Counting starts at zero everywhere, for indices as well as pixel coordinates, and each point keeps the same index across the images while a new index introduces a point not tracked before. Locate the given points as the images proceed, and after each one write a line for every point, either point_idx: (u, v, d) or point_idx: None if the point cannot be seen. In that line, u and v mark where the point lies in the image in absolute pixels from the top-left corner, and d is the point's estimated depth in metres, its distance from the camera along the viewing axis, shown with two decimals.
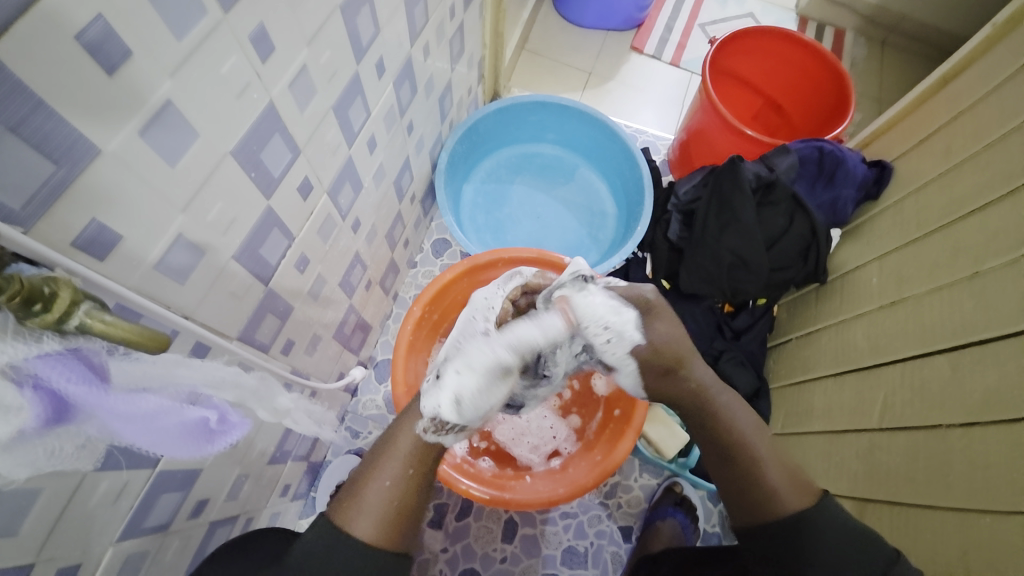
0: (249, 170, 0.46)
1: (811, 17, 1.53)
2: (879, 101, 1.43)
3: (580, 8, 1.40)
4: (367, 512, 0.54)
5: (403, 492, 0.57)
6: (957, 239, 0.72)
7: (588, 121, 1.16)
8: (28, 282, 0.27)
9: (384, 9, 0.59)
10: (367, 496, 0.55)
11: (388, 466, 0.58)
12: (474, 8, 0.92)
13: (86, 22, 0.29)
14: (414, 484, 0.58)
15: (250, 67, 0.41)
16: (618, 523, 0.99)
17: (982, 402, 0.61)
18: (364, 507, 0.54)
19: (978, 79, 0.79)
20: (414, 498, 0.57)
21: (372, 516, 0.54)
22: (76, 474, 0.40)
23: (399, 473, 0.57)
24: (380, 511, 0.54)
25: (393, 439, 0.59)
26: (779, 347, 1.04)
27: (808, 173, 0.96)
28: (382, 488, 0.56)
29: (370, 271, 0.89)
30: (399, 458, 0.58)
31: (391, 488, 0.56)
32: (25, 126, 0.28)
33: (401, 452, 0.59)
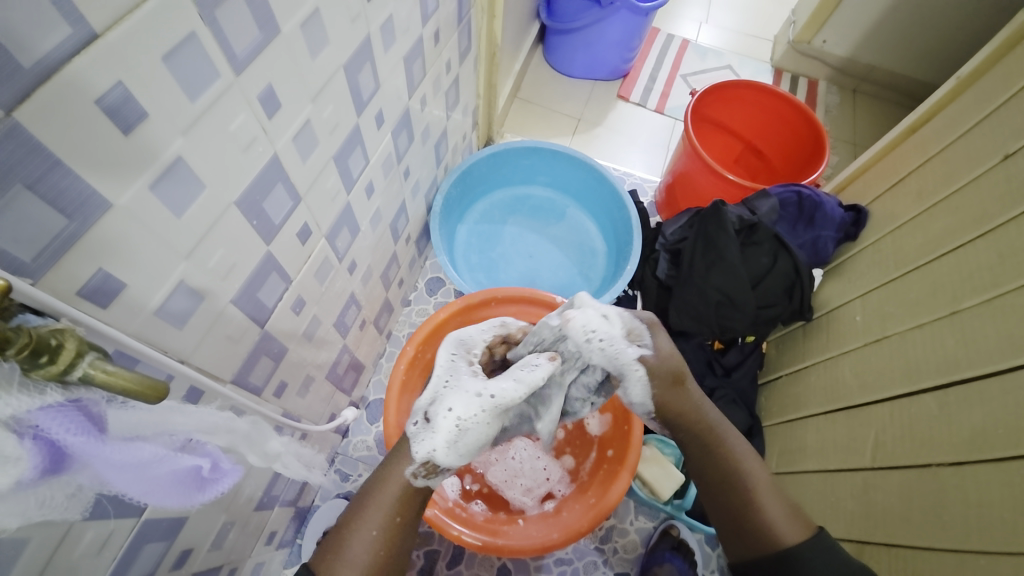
0: (251, 218, 0.48)
1: (786, 68, 1.64)
2: (854, 146, 1.50)
3: (569, 59, 1.49)
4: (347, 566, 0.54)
5: (388, 541, 0.57)
6: (934, 278, 0.75)
7: (578, 165, 1.20)
8: (36, 334, 0.27)
9: (384, 67, 0.63)
10: (353, 546, 0.55)
11: (374, 509, 0.58)
12: (469, 61, 0.97)
13: (107, 88, 0.31)
14: (400, 535, 0.58)
15: (257, 123, 0.44)
16: (614, 569, 0.97)
17: (971, 439, 0.62)
18: (345, 558, 0.54)
19: (944, 129, 0.84)
20: (397, 546, 0.58)
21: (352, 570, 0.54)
22: (62, 524, 0.39)
23: (385, 521, 0.57)
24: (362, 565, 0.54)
25: (379, 490, 0.58)
26: (770, 384, 1.05)
27: (789, 215, 1.01)
28: (366, 538, 0.56)
29: (364, 311, 0.89)
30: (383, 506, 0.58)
31: (378, 539, 0.56)
32: (42, 184, 0.30)
33: (384, 501, 0.58)
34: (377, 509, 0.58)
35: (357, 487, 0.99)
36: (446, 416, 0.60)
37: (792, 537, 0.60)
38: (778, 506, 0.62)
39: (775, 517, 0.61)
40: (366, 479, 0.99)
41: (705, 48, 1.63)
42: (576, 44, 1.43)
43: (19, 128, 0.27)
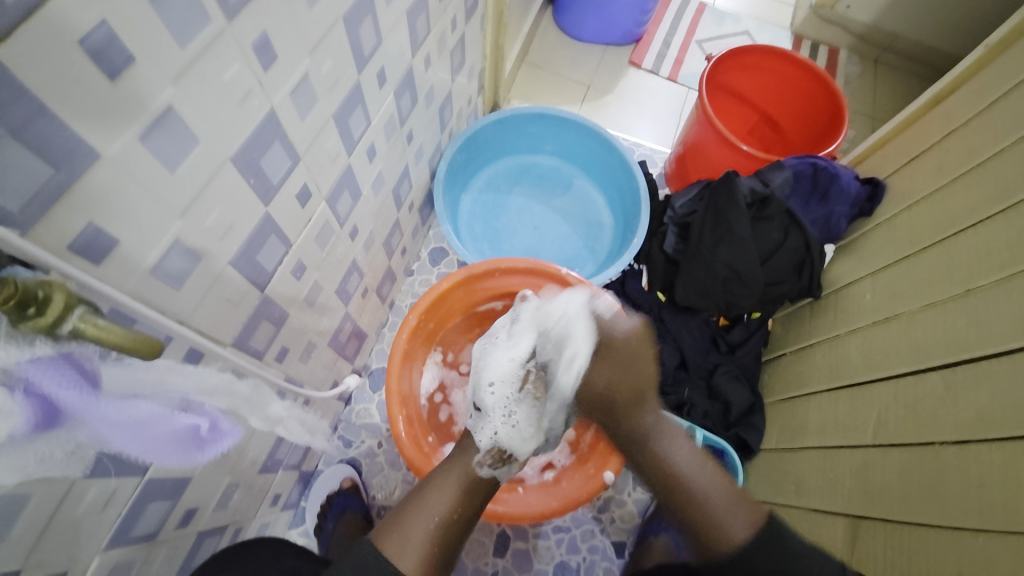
0: (248, 176, 0.46)
1: (805, 36, 1.57)
2: (872, 119, 1.45)
3: (579, 22, 1.42)
4: (409, 547, 0.61)
5: (444, 529, 0.64)
6: (949, 256, 0.72)
7: (587, 133, 1.17)
8: (23, 285, 0.26)
9: (386, 21, 0.60)
10: (416, 527, 0.63)
11: (434, 502, 0.66)
12: (475, 20, 0.93)
13: (90, 27, 0.29)
14: (456, 526, 0.66)
15: (252, 74, 0.41)
16: (611, 538, 0.98)
17: (976, 420, 0.61)
18: (407, 541, 0.61)
19: (969, 100, 0.81)
20: (450, 538, 0.65)
21: (414, 551, 0.61)
22: (64, 481, 0.39)
23: (445, 513, 0.65)
24: (422, 547, 0.62)
25: (444, 482, 0.69)
26: (775, 361, 1.04)
27: (802, 189, 0.98)
28: (428, 523, 0.64)
29: (366, 278, 0.88)
30: (444, 499, 0.67)
31: (437, 528, 0.64)
32: (26, 129, 0.28)
33: (446, 496, 0.67)
34: (439, 499, 0.67)
35: (360, 453, 1.00)
36: (490, 394, 0.79)
37: (740, 529, 0.62)
38: (727, 506, 0.65)
39: (719, 511, 0.65)
40: (369, 445, 1.01)
41: (722, 12, 1.56)
42: (587, 5, 1.37)
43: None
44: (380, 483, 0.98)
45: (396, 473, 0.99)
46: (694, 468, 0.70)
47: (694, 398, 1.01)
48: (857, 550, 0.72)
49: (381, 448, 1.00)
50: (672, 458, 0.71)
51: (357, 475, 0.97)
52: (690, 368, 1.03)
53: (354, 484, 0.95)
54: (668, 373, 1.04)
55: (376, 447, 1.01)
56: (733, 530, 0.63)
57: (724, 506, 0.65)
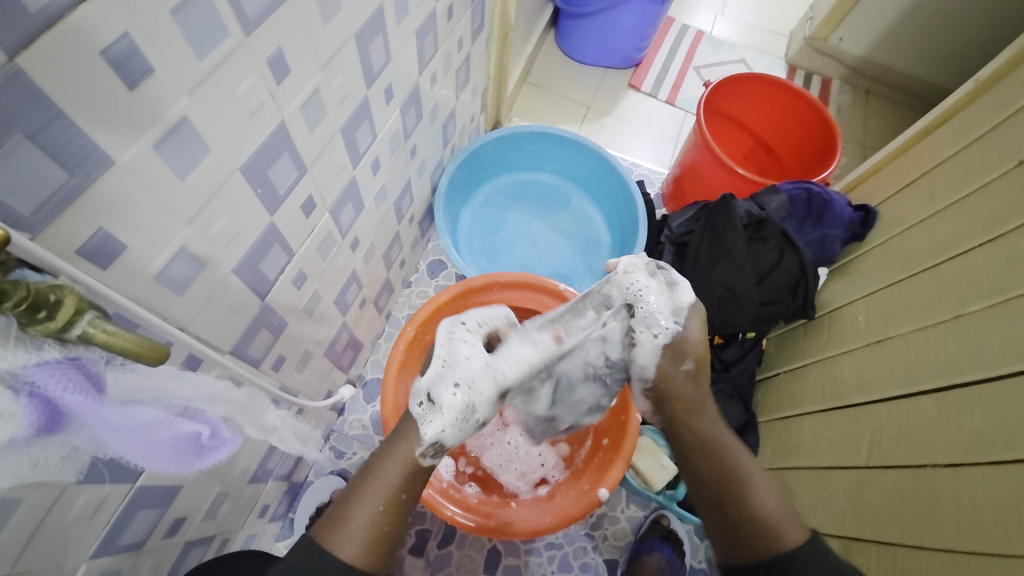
0: (256, 186, 0.47)
1: (800, 65, 1.61)
2: (864, 147, 1.49)
3: (581, 45, 1.46)
4: (352, 536, 0.55)
5: (390, 516, 0.58)
6: (941, 281, 0.74)
7: (586, 152, 1.19)
8: (34, 288, 0.26)
9: (396, 39, 0.61)
10: (355, 517, 0.56)
11: (378, 486, 0.59)
12: (481, 40, 0.95)
13: (113, 39, 0.30)
14: (401, 512, 0.59)
15: (265, 87, 0.42)
16: (603, 556, 0.97)
17: (968, 443, 0.62)
18: (349, 528, 0.56)
19: (960, 130, 0.83)
20: (395, 525, 0.58)
21: (356, 541, 0.55)
22: (56, 486, 0.39)
23: (390, 497, 0.58)
24: (364, 536, 0.55)
25: (387, 459, 0.60)
26: (768, 381, 1.05)
27: (797, 212, 1.00)
28: (370, 511, 0.57)
29: (365, 289, 0.89)
30: (390, 481, 0.59)
31: (382, 516, 0.57)
32: (43, 135, 0.29)
33: (389, 478, 0.59)
34: (382, 485, 0.59)
35: (351, 465, 0.99)
36: (451, 394, 0.62)
37: (795, 535, 0.58)
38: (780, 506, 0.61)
39: (773, 513, 0.60)
40: (361, 457, 1.00)
41: (719, 40, 1.61)
42: (589, 30, 1.40)
43: (22, 76, 0.26)
44: None
45: None
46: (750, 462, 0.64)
47: None
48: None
49: None
50: (732, 457, 0.64)
51: None
52: None
53: None
54: None
55: None
56: (788, 536, 0.58)
57: (778, 508, 0.60)
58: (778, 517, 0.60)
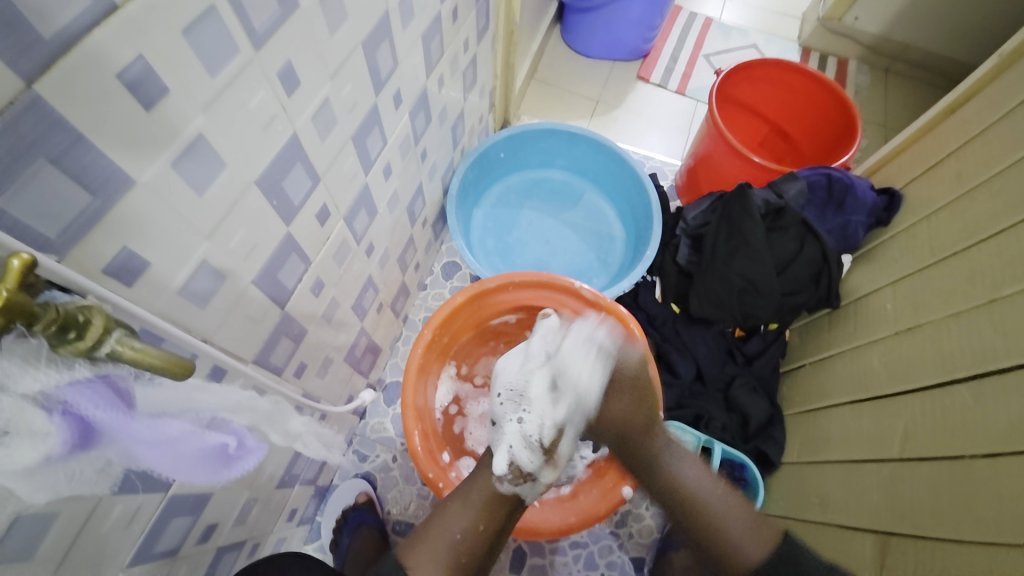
0: (271, 197, 0.48)
1: (814, 47, 1.57)
2: (885, 128, 1.44)
3: (587, 39, 1.45)
4: (434, 562, 0.62)
5: (467, 545, 0.65)
6: (973, 266, 0.71)
7: (597, 148, 1.18)
8: (63, 309, 0.28)
9: (403, 45, 0.62)
10: (437, 542, 0.64)
11: (459, 517, 0.67)
12: (486, 40, 0.95)
13: (128, 61, 0.30)
14: (479, 542, 0.66)
15: (277, 100, 0.43)
16: (630, 555, 0.97)
17: (1007, 432, 0.60)
18: (430, 557, 0.62)
19: (987, 108, 0.80)
20: (474, 552, 0.65)
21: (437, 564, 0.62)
22: (91, 498, 0.40)
23: (470, 528, 0.66)
24: (446, 560, 0.63)
25: (468, 498, 0.69)
26: (793, 373, 1.03)
27: (817, 200, 0.98)
28: (450, 536, 0.65)
29: (381, 294, 0.90)
30: (468, 513, 0.67)
31: (461, 543, 0.64)
32: (66, 159, 0.30)
33: (468, 511, 0.68)
34: (461, 512, 0.68)
35: (374, 468, 1.00)
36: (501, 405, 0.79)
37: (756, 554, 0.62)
38: (739, 524, 0.65)
39: (733, 532, 0.64)
40: (383, 460, 1.01)
41: (729, 26, 1.58)
42: (595, 23, 1.39)
43: (42, 103, 0.27)
44: (395, 498, 0.99)
45: (411, 488, 0.99)
46: (707, 487, 0.69)
47: (711, 409, 1.00)
48: (886, 565, 0.70)
49: (396, 462, 1.01)
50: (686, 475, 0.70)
51: (371, 489, 0.97)
52: (707, 380, 1.03)
53: (369, 498, 0.95)
54: (683, 386, 1.04)
55: (391, 462, 1.01)
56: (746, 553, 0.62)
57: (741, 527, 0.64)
58: (742, 536, 0.64)
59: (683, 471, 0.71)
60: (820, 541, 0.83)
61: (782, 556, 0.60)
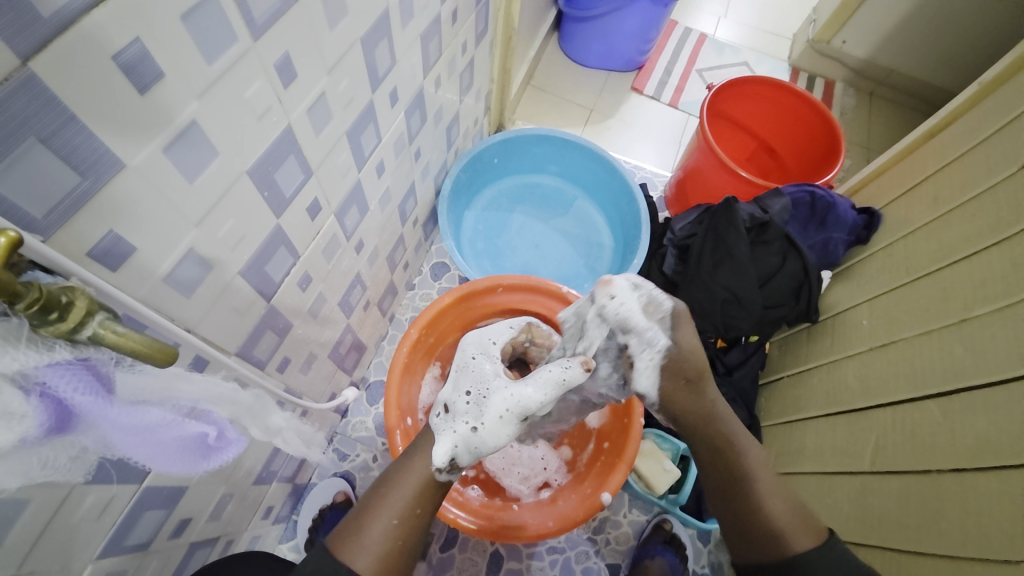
0: (262, 188, 0.47)
1: (803, 68, 1.61)
2: (867, 149, 1.48)
3: (584, 48, 1.47)
4: (366, 549, 0.57)
5: (403, 529, 0.60)
6: (945, 285, 0.74)
7: (589, 156, 1.19)
8: (47, 290, 0.27)
9: (401, 43, 0.62)
10: (370, 531, 0.59)
11: (394, 498, 0.61)
12: (484, 44, 0.96)
13: (124, 44, 0.30)
14: (417, 526, 0.61)
15: (272, 91, 0.43)
16: (606, 561, 0.97)
17: (973, 448, 0.62)
18: (364, 543, 0.58)
19: (964, 134, 0.83)
20: (411, 541, 0.60)
21: (371, 554, 0.57)
22: (64, 486, 0.39)
23: (406, 512, 0.61)
24: (378, 551, 0.58)
25: (403, 477, 0.63)
26: (772, 385, 1.05)
27: (800, 216, 1.00)
28: (387, 523, 0.59)
29: (369, 292, 0.89)
30: (405, 496, 0.61)
31: (395, 529, 0.59)
32: (56, 139, 0.29)
33: (404, 492, 0.62)
34: (401, 495, 0.62)
35: (354, 467, 0.99)
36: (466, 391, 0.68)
37: (802, 544, 0.60)
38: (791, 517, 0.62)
39: (779, 516, 0.62)
40: (364, 459, 1.00)
41: (721, 43, 1.61)
42: (591, 33, 1.41)
43: (36, 81, 0.27)
44: None
45: None
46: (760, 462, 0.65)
47: None
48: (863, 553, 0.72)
49: (376, 462, 1.00)
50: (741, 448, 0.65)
51: (350, 489, 0.96)
52: None
53: (348, 498, 0.94)
54: None
55: (372, 461, 1.00)
56: (797, 542, 0.60)
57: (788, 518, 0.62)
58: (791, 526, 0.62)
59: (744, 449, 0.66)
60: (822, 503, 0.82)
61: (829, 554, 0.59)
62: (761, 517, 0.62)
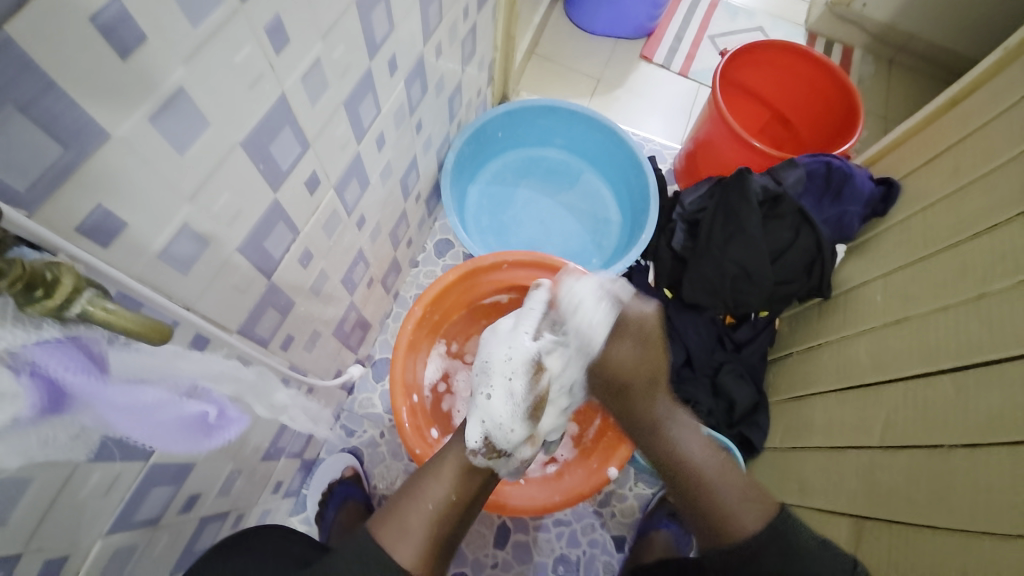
0: (258, 161, 0.46)
1: (820, 34, 1.54)
2: (885, 119, 1.43)
3: (591, 14, 1.41)
4: (409, 538, 0.61)
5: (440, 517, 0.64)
6: (964, 259, 0.71)
7: (596, 127, 1.16)
8: (31, 266, 0.26)
9: (399, 7, 0.59)
10: (410, 517, 0.62)
11: (432, 488, 0.67)
12: (487, 10, 0.92)
13: (102, 4, 0.28)
14: (453, 513, 0.66)
15: (264, 57, 0.41)
16: (612, 532, 0.98)
17: (987, 424, 0.61)
18: (406, 531, 0.61)
19: (988, 101, 0.79)
20: (443, 532, 0.64)
21: (412, 539, 0.61)
22: (68, 465, 0.39)
23: (443, 498, 0.66)
24: (419, 534, 0.61)
25: (439, 468, 0.69)
26: (780, 361, 1.04)
27: (814, 188, 0.96)
28: (424, 510, 0.64)
29: (372, 269, 0.88)
30: (441, 487, 0.67)
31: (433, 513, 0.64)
32: (35, 107, 0.28)
33: (440, 485, 0.67)
34: (436, 486, 0.67)
35: (362, 443, 1.00)
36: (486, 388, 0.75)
37: (750, 519, 0.59)
38: (735, 492, 0.62)
39: (727, 498, 0.62)
40: (371, 435, 1.01)
41: (735, 7, 1.54)
42: None
43: (10, 44, 0.25)
44: (382, 473, 0.99)
45: (398, 463, 1.00)
46: (705, 458, 0.67)
47: (697, 395, 1.00)
48: (861, 546, 0.72)
49: (383, 438, 1.01)
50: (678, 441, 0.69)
51: (358, 464, 0.97)
52: (696, 366, 1.03)
53: (356, 473, 0.95)
54: (671, 371, 1.04)
55: (379, 437, 1.01)
56: (741, 519, 0.59)
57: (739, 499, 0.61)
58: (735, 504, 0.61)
59: (683, 446, 0.68)
60: (803, 518, 0.85)
61: (774, 534, 0.57)
62: (710, 500, 0.62)
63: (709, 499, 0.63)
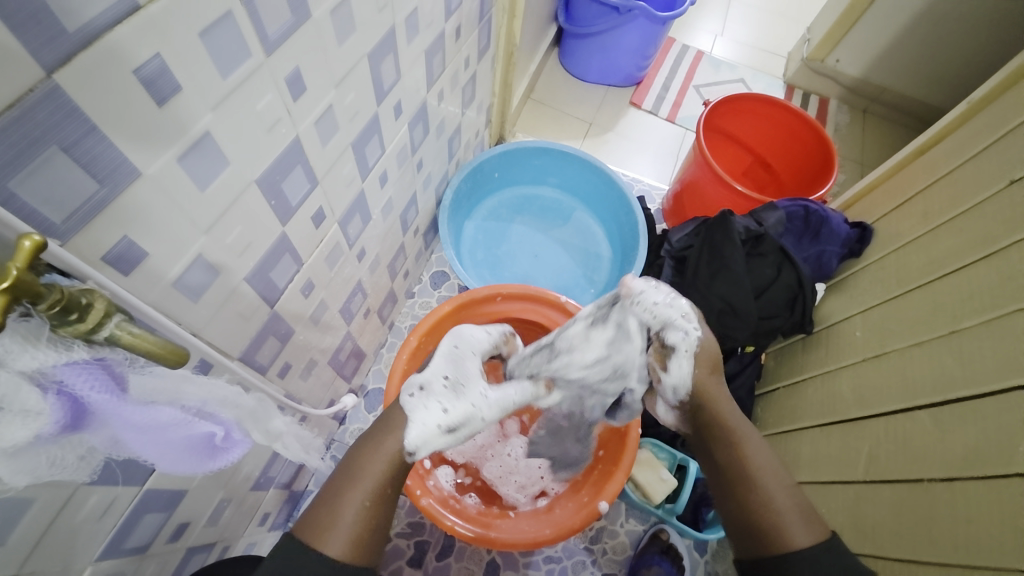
0: (270, 198, 0.49)
1: (798, 85, 1.65)
2: (862, 165, 1.51)
3: (584, 64, 1.50)
4: (338, 529, 0.53)
5: (374, 509, 0.55)
6: (936, 297, 0.75)
7: (588, 168, 1.21)
8: (67, 292, 0.29)
9: (406, 58, 0.64)
10: (341, 510, 0.54)
11: (363, 480, 0.57)
12: (486, 60, 0.98)
13: (145, 59, 0.32)
14: (385, 504, 0.57)
15: (283, 104, 0.44)
16: (603, 570, 0.97)
17: (965, 457, 0.62)
18: (336, 524, 0.53)
19: (954, 150, 0.85)
20: (382, 519, 0.56)
21: (342, 532, 0.53)
22: (69, 486, 0.40)
23: (374, 489, 0.56)
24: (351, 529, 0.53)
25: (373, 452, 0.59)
26: (768, 396, 1.06)
27: (794, 229, 1.02)
28: (355, 503, 0.55)
29: (369, 299, 0.90)
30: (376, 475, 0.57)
31: (363, 503, 0.55)
32: (77, 148, 0.31)
33: (372, 473, 0.57)
34: (365, 476, 0.57)
35: None
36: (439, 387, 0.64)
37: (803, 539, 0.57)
38: (792, 511, 0.60)
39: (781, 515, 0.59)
40: None
41: (718, 60, 1.65)
42: (591, 49, 1.44)
43: (58, 91, 0.28)
44: None
45: None
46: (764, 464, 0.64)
47: None
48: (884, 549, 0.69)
49: None
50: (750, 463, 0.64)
51: None
52: None
53: None
54: None
55: None
56: (796, 537, 0.57)
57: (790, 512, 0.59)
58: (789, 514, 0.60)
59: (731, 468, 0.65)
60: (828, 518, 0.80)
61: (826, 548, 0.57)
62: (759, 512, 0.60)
63: (765, 514, 0.60)
